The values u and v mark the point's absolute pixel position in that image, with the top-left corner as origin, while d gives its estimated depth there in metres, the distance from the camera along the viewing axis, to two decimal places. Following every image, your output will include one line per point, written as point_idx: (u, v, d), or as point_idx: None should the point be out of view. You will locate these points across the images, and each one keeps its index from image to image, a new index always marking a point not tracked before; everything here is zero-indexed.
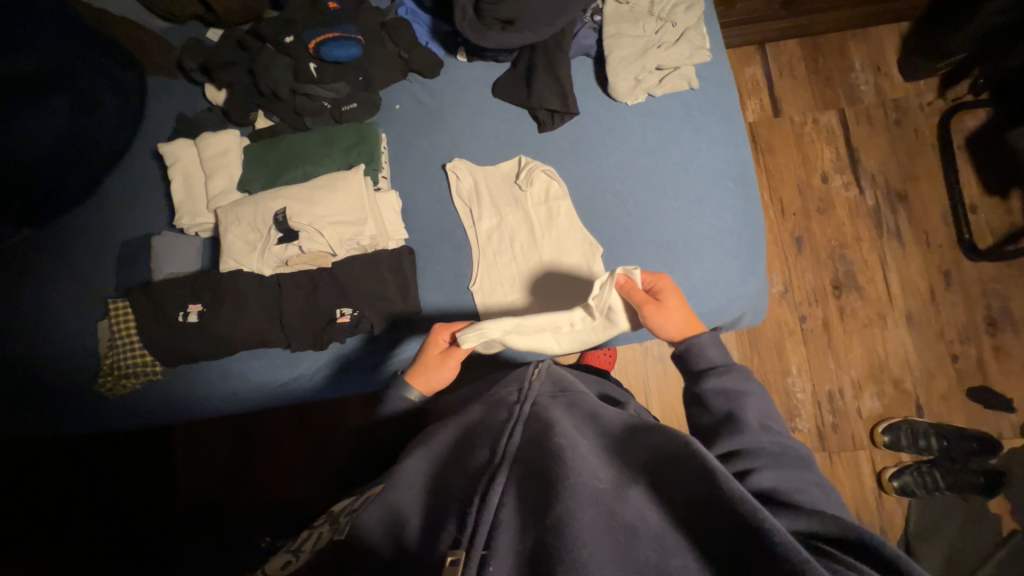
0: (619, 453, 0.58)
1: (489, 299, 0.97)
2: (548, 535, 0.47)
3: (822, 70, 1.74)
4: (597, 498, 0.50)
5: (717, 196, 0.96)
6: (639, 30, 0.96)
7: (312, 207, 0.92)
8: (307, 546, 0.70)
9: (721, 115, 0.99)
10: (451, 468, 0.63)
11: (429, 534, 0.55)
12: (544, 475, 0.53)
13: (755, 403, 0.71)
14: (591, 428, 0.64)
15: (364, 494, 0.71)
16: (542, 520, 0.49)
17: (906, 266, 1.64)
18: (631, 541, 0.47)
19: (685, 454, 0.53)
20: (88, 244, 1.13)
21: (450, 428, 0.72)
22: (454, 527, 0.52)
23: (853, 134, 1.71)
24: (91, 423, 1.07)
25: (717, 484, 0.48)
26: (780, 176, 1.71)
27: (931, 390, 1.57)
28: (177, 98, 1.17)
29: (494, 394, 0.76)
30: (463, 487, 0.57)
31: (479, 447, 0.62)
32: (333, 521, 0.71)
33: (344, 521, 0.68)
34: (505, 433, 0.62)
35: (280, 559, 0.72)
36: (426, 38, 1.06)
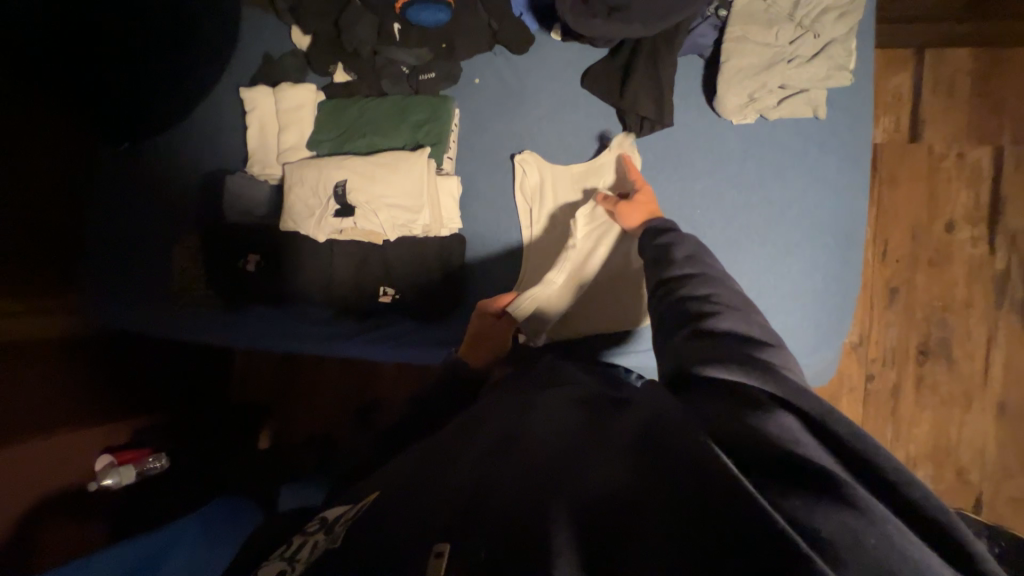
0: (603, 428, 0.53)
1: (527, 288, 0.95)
2: (522, 524, 0.44)
3: (991, 93, 1.42)
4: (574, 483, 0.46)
5: (809, 248, 0.84)
6: (771, 38, 0.80)
7: (372, 185, 0.91)
8: (304, 556, 0.57)
9: (843, 155, 0.84)
10: (448, 456, 0.60)
11: (415, 528, 0.50)
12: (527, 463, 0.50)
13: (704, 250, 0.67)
14: (590, 408, 0.59)
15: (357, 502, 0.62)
16: (516, 508, 0.46)
17: (1019, 347, 1.41)
18: (602, 520, 0.42)
19: (664, 420, 0.46)
20: (170, 168, 1.19)
21: (452, 425, 0.68)
22: (437, 519, 0.49)
23: (1005, 180, 1.41)
24: (155, 327, 1.19)
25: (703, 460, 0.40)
26: (895, 214, 1.46)
27: (999, 488, 1.40)
28: (263, 33, 1.16)
29: (505, 383, 0.76)
30: (457, 476, 0.55)
31: (476, 439, 0.60)
32: (326, 530, 0.61)
33: (338, 530, 0.58)
34: (505, 423, 0.60)
35: (271, 567, 0.58)
36: (521, 8, 0.94)
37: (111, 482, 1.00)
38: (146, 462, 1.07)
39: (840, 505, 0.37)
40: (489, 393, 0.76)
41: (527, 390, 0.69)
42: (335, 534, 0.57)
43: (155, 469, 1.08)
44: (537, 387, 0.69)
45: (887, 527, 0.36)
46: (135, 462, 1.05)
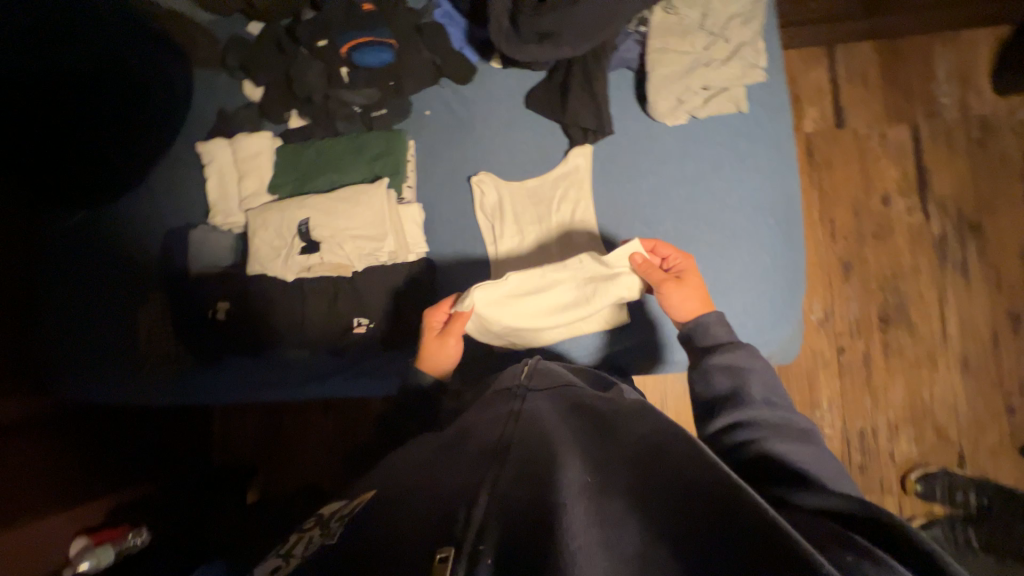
0: (607, 445, 0.57)
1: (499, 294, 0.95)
2: (536, 532, 0.45)
3: (899, 78, 1.57)
4: (582, 494, 0.49)
5: (755, 231, 0.90)
6: (688, 47, 0.89)
7: (335, 220, 0.93)
8: (302, 549, 0.57)
9: (771, 143, 0.91)
10: (445, 469, 0.61)
11: (417, 532, 0.50)
12: (532, 472, 0.53)
13: (758, 378, 0.70)
14: (583, 425, 0.63)
15: (355, 501, 0.63)
16: (528, 513, 0.48)
17: (968, 304, 1.50)
18: (618, 536, 0.44)
19: (678, 450, 0.51)
20: (132, 228, 1.19)
21: (442, 440, 0.71)
22: (438, 523, 0.50)
23: (926, 153, 1.54)
24: (125, 392, 1.14)
25: (721, 484, 0.45)
26: (835, 195, 1.57)
27: (978, 442, 1.45)
28: (217, 91, 1.19)
29: (489, 391, 0.79)
30: (455, 480, 0.56)
31: (472, 449, 0.62)
32: (323, 524, 0.61)
33: (336, 526, 0.59)
34: (500, 429, 0.63)
35: (267, 564, 0.55)
36: (461, 43, 1.00)
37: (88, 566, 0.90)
38: (125, 538, 0.98)
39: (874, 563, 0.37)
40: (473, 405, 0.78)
41: (517, 397, 0.72)
42: (332, 531, 0.58)
43: (136, 546, 0.98)
44: (529, 392, 0.73)
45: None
46: (113, 540, 0.95)
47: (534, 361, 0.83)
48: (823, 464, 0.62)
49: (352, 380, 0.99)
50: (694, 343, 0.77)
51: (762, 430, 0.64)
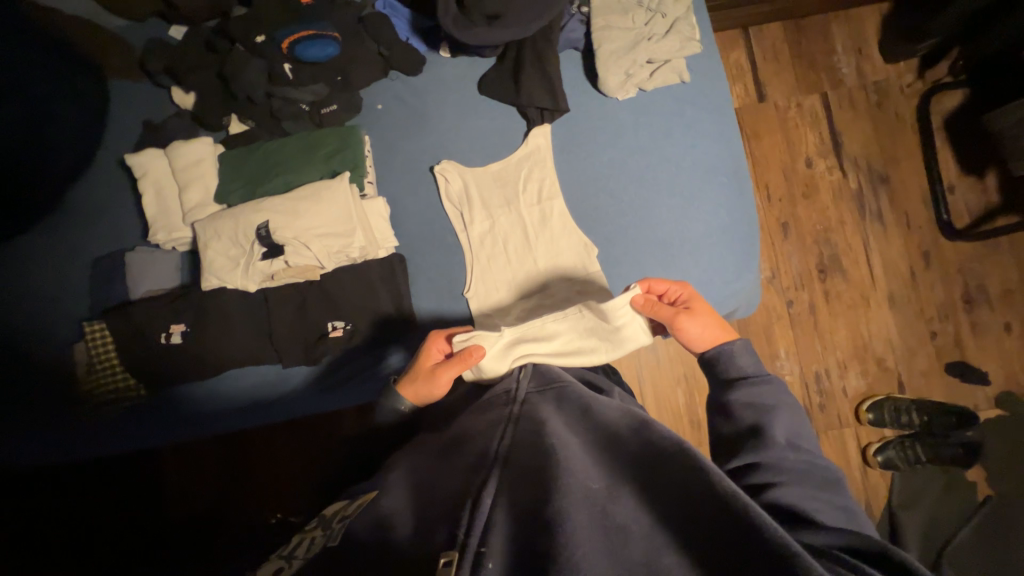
0: (604, 446, 0.58)
1: (481, 281, 0.96)
2: (540, 535, 0.47)
3: (805, 53, 1.74)
4: (586, 496, 0.49)
5: (711, 192, 0.96)
6: (629, 23, 0.93)
7: (296, 220, 0.89)
8: (306, 548, 0.59)
9: (714, 109, 0.97)
10: (443, 474, 0.61)
11: (419, 535, 0.52)
12: (534, 474, 0.54)
13: (783, 418, 0.68)
14: (581, 425, 0.63)
15: (357, 501, 0.64)
16: (533, 516, 0.49)
17: (888, 247, 1.68)
18: (621, 540, 0.46)
19: (666, 446, 0.52)
20: (55, 261, 1.06)
21: (437, 445, 0.70)
22: (444, 529, 0.51)
23: (836, 117, 1.71)
24: (58, 445, 1.00)
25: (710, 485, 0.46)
26: (766, 162, 1.70)
27: (912, 367, 1.63)
28: (140, 102, 1.10)
29: (482, 397, 0.77)
30: (455, 489, 0.56)
31: (472, 451, 0.63)
32: (325, 526, 0.63)
33: (338, 527, 0.60)
34: (498, 436, 0.63)
35: (275, 562, 0.60)
36: (406, 33, 1.00)
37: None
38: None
39: None
40: (469, 408, 0.78)
41: (515, 400, 0.72)
42: (334, 533, 0.59)
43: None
44: (527, 395, 0.72)
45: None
46: None
47: (527, 364, 0.79)
48: (844, 512, 0.62)
49: (332, 395, 0.94)
50: (716, 376, 0.74)
51: (785, 474, 0.63)
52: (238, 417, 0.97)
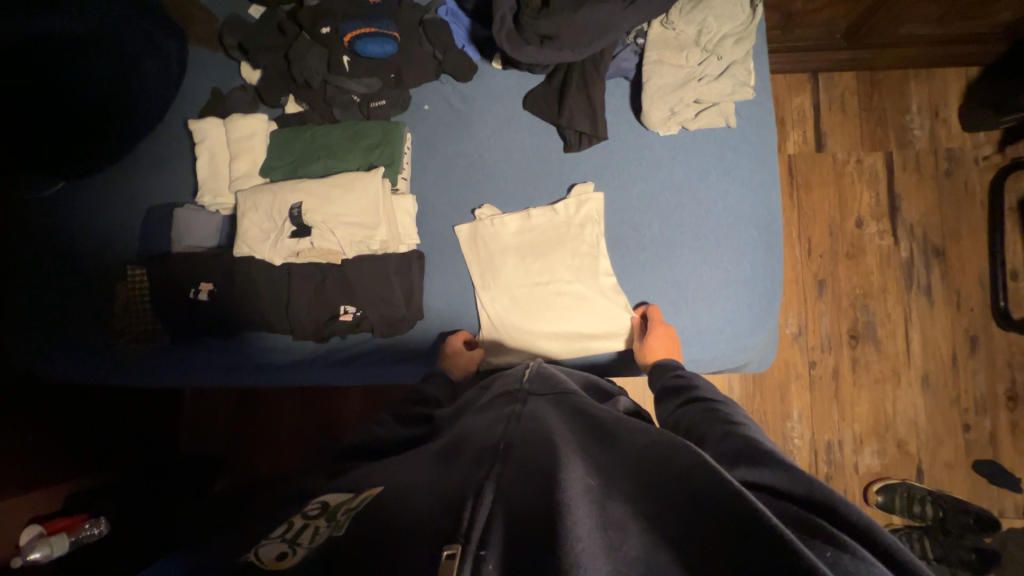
0: (608, 458, 0.57)
1: (507, 321, 0.98)
2: (541, 535, 0.45)
3: (876, 107, 1.65)
4: (587, 497, 0.49)
5: (738, 242, 0.93)
6: (682, 60, 0.91)
7: (328, 205, 0.93)
8: (310, 538, 0.54)
9: (756, 158, 0.95)
10: (438, 474, 0.59)
11: (419, 516, 0.50)
12: (540, 477, 0.52)
13: (742, 422, 0.67)
14: (588, 434, 0.62)
15: (361, 493, 0.59)
16: (535, 517, 0.47)
17: (931, 325, 1.57)
18: (620, 539, 0.45)
19: (677, 447, 0.54)
20: (113, 204, 1.16)
21: (444, 438, 0.69)
22: (444, 522, 0.47)
23: (898, 180, 1.62)
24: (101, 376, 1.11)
25: (726, 490, 0.45)
26: (812, 215, 1.63)
27: (936, 456, 1.52)
28: (211, 70, 1.17)
29: (487, 398, 0.77)
30: (459, 478, 0.55)
31: (473, 447, 0.61)
32: (330, 515, 0.57)
33: (344, 518, 0.55)
34: (501, 431, 0.62)
35: (272, 546, 0.54)
36: (463, 40, 1.02)
37: (38, 556, 0.94)
38: (82, 527, 1.01)
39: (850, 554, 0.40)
40: (469, 408, 0.77)
41: (519, 399, 0.71)
42: (340, 523, 0.54)
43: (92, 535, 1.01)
44: (530, 395, 0.73)
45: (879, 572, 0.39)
46: (69, 530, 0.99)
47: (535, 366, 0.86)
48: None
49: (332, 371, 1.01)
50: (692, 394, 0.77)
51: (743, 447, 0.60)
52: (244, 378, 1.04)
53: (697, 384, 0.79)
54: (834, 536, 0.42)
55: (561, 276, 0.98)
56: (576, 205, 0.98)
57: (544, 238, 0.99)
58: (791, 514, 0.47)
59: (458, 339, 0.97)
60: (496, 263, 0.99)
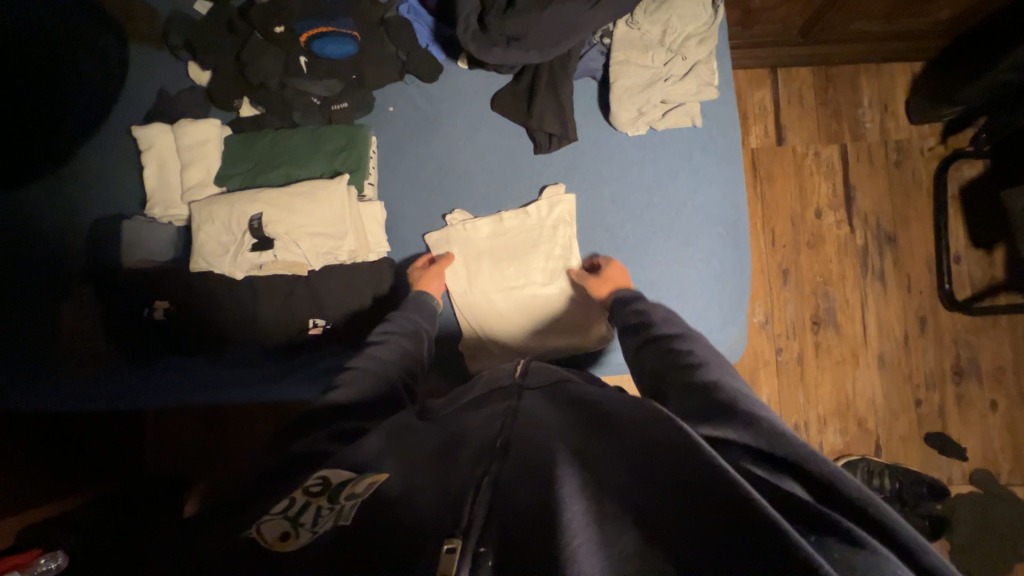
0: (600, 437, 0.57)
1: (491, 330, 0.98)
2: (537, 528, 0.45)
3: (831, 101, 1.72)
4: (583, 492, 0.49)
5: (708, 240, 0.95)
6: (648, 61, 0.91)
7: (290, 216, 0.89)
8: (313, 521, 0.51)
9: (722, 156, 0.97)
10: (434, 472, 0.58)
11: (417, 516, 0.50)
12: (537, 473, 0.52)
13: (715, 367, 0.64)
14: (583, 417, 0.62)
15: (365, 479, 0.57)
16: (531, 513, 0.47)
17: (885, 308, 1.66)
18: (615, 526, 0.45)
19: (656, 416, 0.52)
20: (50, 218, 1.07)
21: (440, 430, 0.69)
22: (441, 521, 0.48)
23: (852, 171, 1.70)
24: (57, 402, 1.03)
25: (708, 465, 0.43)
26: (775, 206, 1.69)
27: (892, 431, 1.62)
28: (154, 71, 1.09)
29: (475, 396, 0.77)
30: (458, 476, 0.55)
31: (471, 445, 0.61)
32: (331, 497, 0.54)
33: (348, 507, 0.52)
34: (499, 428, 0.62)
35: (273, 525, 0.51)
36: (427, 39, 0.99)
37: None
38: (36, 563, 0.89)
39: (842, 543, 0.38)
40: (462, 404, 0.77)
41: (514, 394, 0.72)
42: (347, 512, 0.52)
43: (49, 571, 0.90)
44: (526, 388, 0.74)
45: (874, 558, 0.36)
46: (19, 567, 0.88)
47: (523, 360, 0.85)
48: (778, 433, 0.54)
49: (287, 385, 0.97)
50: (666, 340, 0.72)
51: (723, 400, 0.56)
52: (194, 398, 1.00)
53: (668, 328, 0.75)
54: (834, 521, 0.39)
55: (535, 279, 0.98)
56: (549, 208, 0.97)
57: (518, 239, 0.98)
58: (778, 481, 0.44)
59: (419, 262, 0.97)
60: (473, 269, 0.98)
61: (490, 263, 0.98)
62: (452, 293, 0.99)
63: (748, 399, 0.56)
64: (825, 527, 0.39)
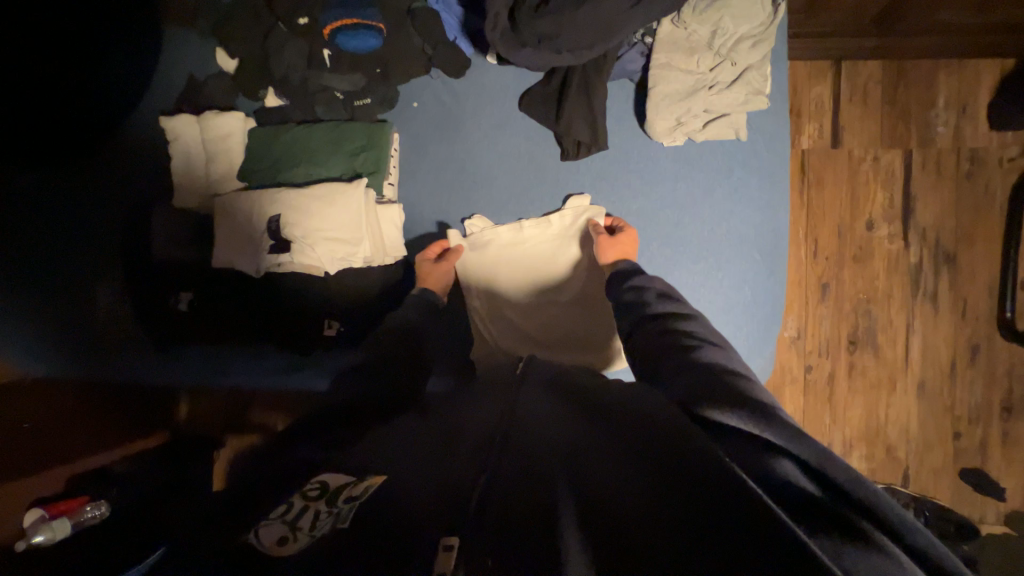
0: (601, 433, 0.56)
1: (503, 338, 0.97)
2: (533, 521, 0.45)
3: (899, 101, 1.54)
4: (579, 486, 0.48)
5: (740, 264, 0.89)
6: (692, 65, 0.83)
7: (308, 219, 0.89)
8: (311, 525, 0.53)
9: (766, 174, 0.89)
10: (437, 459, 0.59)
11: (421, 505, 0.51)
12: (533, 468, 0.53)
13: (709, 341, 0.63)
14: (582, 412, 0.62)
15: (365, 479, 0.57)
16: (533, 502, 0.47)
17: (933, 333, 1.54)
18: (613, 516, 0.44)
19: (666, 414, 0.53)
20: (78, 198, 1.08)
21: (441, 416, 0.71)
22: (445, 513, 0.49)
23: (915, 180, 1.54)
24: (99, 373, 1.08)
25: (718, 469, 0.43)
26: (822, 214, 1.56)
27: (924, 462, 1.53)
28: (182, 55, 1.08)
29: (482, 390, 0.79)
30: (457, 469, 0.56)
31: (470, 438, 0.62)
32: (331, 500, 0.55)
33: (346, 510, 0.53)
34: (495, 423, 0.63)
35: (273, 528, 0.53)
36: (455, 31, 0.92)
37: (40, 541, 0.80)
38: (82, 510, 0.87)
39: (861, 546, 0.39)
40: (464, 398, 0.78)
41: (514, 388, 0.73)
42: (343, 516, 0.53)
43: (94, 519, 0.88)
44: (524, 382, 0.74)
45: (889, 560, 0.38)
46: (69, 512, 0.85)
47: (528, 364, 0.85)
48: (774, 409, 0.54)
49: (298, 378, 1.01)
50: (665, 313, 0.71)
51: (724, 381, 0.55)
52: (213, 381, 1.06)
53: (664, 301, 0.73)
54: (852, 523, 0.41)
55: (553, 290, 0.96)
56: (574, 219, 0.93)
57: (539, 246, 0.95)
58: (790, 478, 0.45)
59: (432, 253, 0.94)
60: (490, 275, 0.96)
61: (508, 269, 0.96)
62: (467, 298, 0.98)
63: (754, 384, 0.56)
64: (841, 534, 0.40)
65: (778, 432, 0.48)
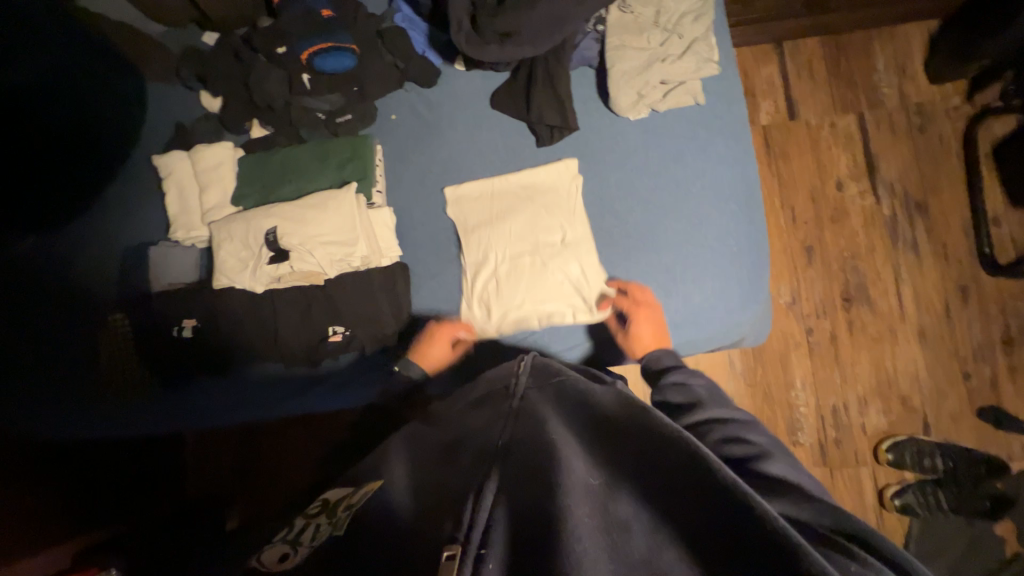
0: (602, 439, 0.53)
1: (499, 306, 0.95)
2: (539, 544, 0.44)
3: (842, 71, 1.66)
4: (588, 496, 0.46)
5: (720, 216, 0.93)
6: (644, 43, 0.91)
7: (303, 227, 0.93)
8: (311, 537, 0.58)
9: (728, 133, 0.95)
10: (443, 478, 0.58)
11: (429, 527, 0.50)
12: (536, 476, 0.50)
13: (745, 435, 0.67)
14: (581, 416, 0.59)
15: (363, 489, 0.63)
16: (533, 520, 0.46)
17: (921, 280, 1.58)
18: (623, 539, 0.43)
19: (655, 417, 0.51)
20: (88, 249, 1.11)
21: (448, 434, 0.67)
22: (446, 530, 0.47)
23: (872, 139, 1.63)
24: (111, 423, 1.05)
25: (717, 482, 0.42)
26: (793, 183, 1.64)
27: (941, 408, 1.53)
28: (170, 105, 1.15)
29: (483, 392, 0.73)
30: (459, 485, 0.53)
31: (472, 447, 0.60)
32: (330, 513, 0.61)
33: (344, 516, 0.59)
34: (499, 432, 0.59)
35: (274, 549, 0.58)
36: (423, 46, 1.01)
37: None
38: None
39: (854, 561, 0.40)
40: (457, 407, 0.75)
41: (514, 395, 0.66)
42: (341, 523, 0.58)
43: None
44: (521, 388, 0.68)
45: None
46: None
47: (527, 356, 0.76)
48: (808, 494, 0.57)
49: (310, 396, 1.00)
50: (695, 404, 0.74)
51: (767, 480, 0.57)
52: (220, 417, 1.04)
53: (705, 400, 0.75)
54: (835, 543, 0.42)
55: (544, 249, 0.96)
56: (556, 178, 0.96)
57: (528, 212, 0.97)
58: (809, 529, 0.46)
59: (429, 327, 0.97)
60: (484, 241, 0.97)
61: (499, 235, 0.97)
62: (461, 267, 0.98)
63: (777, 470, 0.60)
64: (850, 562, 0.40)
65: (816, 511, 0.49)
